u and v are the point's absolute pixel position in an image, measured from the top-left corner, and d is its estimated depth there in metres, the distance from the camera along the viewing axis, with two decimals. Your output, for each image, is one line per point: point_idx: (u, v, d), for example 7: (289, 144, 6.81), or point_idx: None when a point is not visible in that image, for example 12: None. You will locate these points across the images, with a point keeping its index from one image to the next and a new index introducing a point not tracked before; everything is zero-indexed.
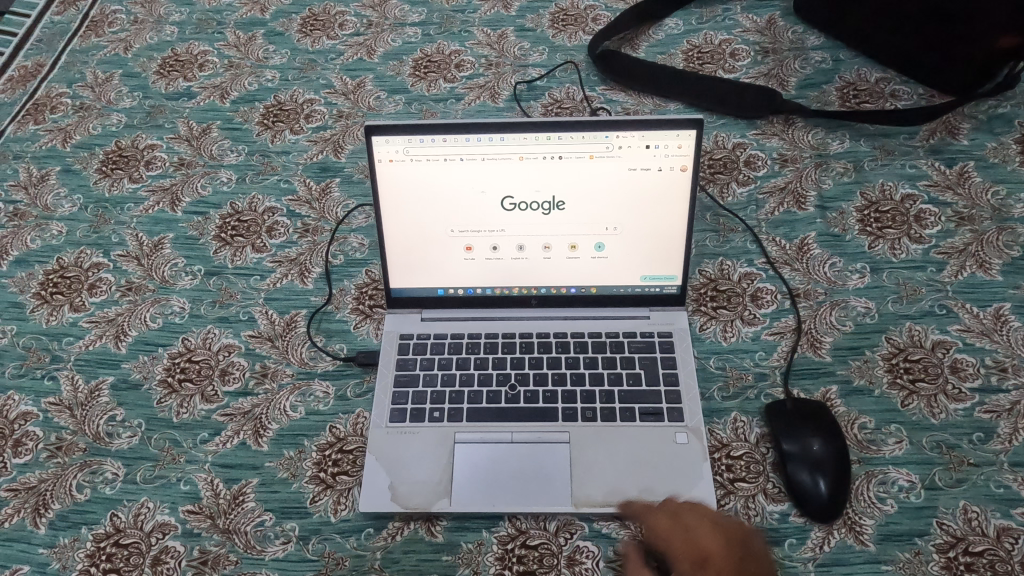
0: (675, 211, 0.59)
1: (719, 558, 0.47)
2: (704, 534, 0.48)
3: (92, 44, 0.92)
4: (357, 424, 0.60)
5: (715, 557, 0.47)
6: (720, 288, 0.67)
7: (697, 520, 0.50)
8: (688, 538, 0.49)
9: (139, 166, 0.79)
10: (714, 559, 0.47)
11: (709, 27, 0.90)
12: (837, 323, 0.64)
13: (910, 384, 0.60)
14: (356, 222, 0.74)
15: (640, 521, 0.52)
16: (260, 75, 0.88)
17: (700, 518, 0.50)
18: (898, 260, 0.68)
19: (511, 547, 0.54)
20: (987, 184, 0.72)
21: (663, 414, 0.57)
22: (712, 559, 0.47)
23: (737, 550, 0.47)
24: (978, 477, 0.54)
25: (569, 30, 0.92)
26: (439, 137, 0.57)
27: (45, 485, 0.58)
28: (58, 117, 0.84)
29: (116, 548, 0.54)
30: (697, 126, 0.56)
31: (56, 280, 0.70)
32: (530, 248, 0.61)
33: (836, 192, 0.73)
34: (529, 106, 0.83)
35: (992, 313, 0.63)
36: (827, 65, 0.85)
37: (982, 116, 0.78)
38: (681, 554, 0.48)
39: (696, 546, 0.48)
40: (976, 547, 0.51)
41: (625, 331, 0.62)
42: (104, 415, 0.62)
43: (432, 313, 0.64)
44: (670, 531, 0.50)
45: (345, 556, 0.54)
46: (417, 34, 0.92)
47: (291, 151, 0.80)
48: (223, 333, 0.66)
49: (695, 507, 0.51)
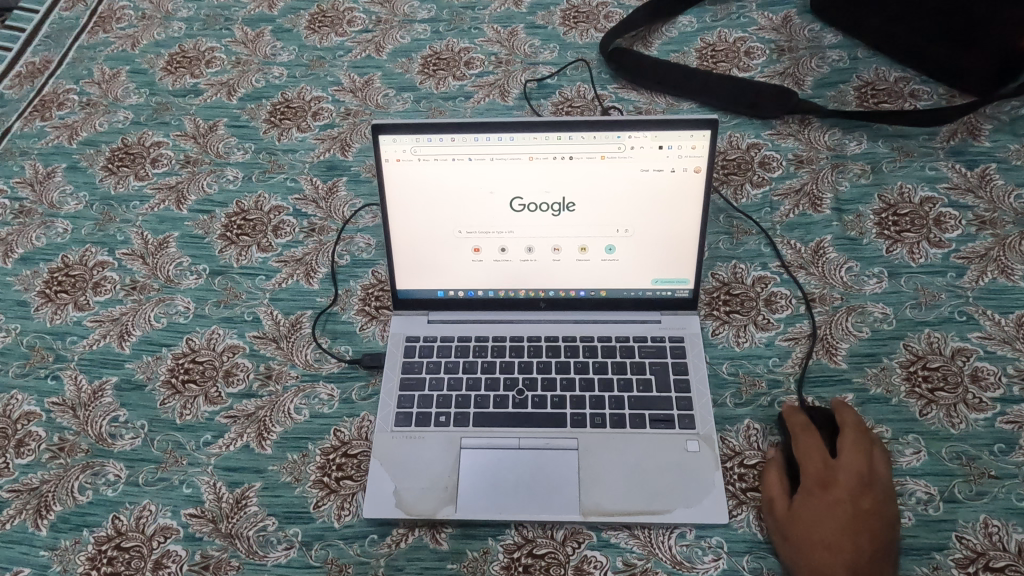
0: (688, 213, 0.58)
1: (844, 493, 0.50)
2: (845, 470, 0.51)
3: (99, 40, 0.92)
4: (361, 428, 0.59)
5: (840, 492, 0.50)
6: (732, 292, 0.66)
7: (850, 457, 0.51)
8: (827, 466, 0.51)
9: (145, 163, 0.79)
10: (838, 491, 0.50)
11: (724, 24, 0.89)
12: (854, 329, 0.62)
13: (928, 392, 0.58)
14: (363, 222, 0.73)
15: (797, 430, 0.54)
16: (267, 72, 0.87)
17: (855, 458, 0.51)
18: (917, 264, 0.66)
19: (517, 556, 0.53)
20: (1010, 187, 0.70)
21: (674, 421, 0.56)
22: (836, 491, 0.50)
23: (865, 501, 0.49)
24: (1000, 490, 0.53)
25: (580, 27, 0.90)
26: (447, 137, 0.56)
27: (47, 487, 0.57)
28: (64, 114, 0.83)
29: (118, 552, 0.54)
30: (712, 126, 0.54)
31: (61, 278, 0.70)
32: (539, 250, 0.60)
33: (853, 194, 0.71)
34: (539, 104, 0.82)
35: (1014, 320, 0.61)
36: (845, 64, 0.83)
37: (1005, 117, 0.75)
38: (812, 471, 0.51)
39: (829, 475, 0.51)
40: (996, 563, 0.50)
41: (636, 335, 0.61)
42: (107, 416, 0.61)
43: (438, 315, 0.63)
44: (813, 451, 0.52)
45: (349, 562, 0.53)
46: (426, 31, 0.91)
47: (298, 149, 0.79)
48: (227, 333, 0.65)
49: (863, 446, 0.52)
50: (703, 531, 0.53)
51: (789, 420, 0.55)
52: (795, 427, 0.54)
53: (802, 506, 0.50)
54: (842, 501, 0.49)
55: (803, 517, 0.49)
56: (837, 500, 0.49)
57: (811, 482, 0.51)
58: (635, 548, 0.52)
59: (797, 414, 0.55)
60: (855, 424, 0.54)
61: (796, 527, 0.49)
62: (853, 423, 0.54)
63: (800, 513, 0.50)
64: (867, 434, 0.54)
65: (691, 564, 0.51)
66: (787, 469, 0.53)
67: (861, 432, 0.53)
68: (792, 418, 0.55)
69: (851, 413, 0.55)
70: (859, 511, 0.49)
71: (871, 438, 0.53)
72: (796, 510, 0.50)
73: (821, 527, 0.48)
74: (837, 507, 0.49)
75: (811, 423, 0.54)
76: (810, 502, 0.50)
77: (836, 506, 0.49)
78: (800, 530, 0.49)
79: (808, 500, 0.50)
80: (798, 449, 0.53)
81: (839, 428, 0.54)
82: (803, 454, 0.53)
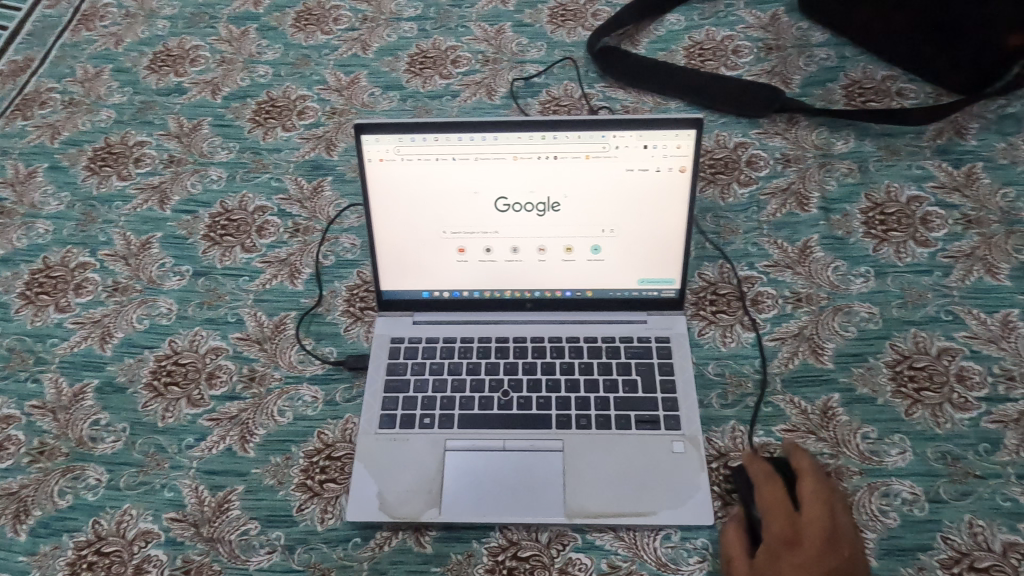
0: (674, 213, 0.58)
1: (811, 552, 0.47)
2: (810, 525, 0.48)
3: (82, 38, 0.91)
4: (345, 430, 0.59)
5: (806, 552, 0.47)
6: (719, 292, 0.66)
7: (814, 511, 0.48)
8: (791, 521, 0.49)
9: (128, 163, 0.78)
10: (805, 552, 0.47)
11: (712, 23, 0.88)
12: (840, 329, 0.62)
13: (914, 392, 0.58)
14: (348, 222, 0.72)
15: (758, 481, 0.51)
16: (252, 70, 0.87)
17: (818, 512, 0.48)
18: (903, 264, 0.66)
19: (501, 558, 0.52)
20: (996, 186, 0.70)
21: (659, 422, 0.56)
22: (802, 552, 0.47)
23: (833, 560, 0.47)
24: (984, 490, 0.53)
25: (568, 25, 0.90)
26: (430, 137, 0.55)
27: (27, 491, 0.56)
28: (47, 113, 0.82)
29: (98, 557, 0.53)
30: (697, 125, 0.54)
31: (42, 280, 0.69)
32: (524, 250, 0.60)
33: (840, 193, 0.71)
34: (526, 103, 0.81)
35: (1000, 320, 0.61)
36: (832, 62, 0.83)
37: (991, 116, 0.76)
38: (775, 529, 0.49)
39: (794, 532, 0.48)
40: (981, 563, 0.50)
41: (622, 336, 0.61)
42: (88, 419, 0.60)
43: (423, 316, 0.63)
44: (777, 505, 0.49)
45: (331, 566, 0.52)
46: (413, 30, 0.90)
47: (283, 149, 0.79)
48: (210, 335, 0.65)
49: (825, 495, 0.49)
50: (688, 532, 0.53)
51: (748, 469, 0.52)
52: (755, 477, 0.51)
53: (767, 569, 0.47)
54: (809, 563, 0.47)
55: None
56: (804, 562, 0.47)
57: (776, 542, 0.48)
58: (620, 550, 0.52)
59: (755, 463, 0.52)
60: (815, 469, 0.51)
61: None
62: (812, 469, 0.51)
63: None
64: (826, 481, 0.51)
65: (676, 566, 0.51)
66: (749, 523, 0.51)
67: (820, 477, 0.50)
68: (751, 468, 0.52)
69: (806, 455, 0.52)
70: (827, 573, 0.46)
71: (831, 483, 0.51)
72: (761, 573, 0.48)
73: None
74: (804, 570, 0.47)
75: (771, 472, 0.51)
76: (776, 565, 0.47)
77: (802, 569, 0.47)
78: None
79: (774, 562, 0.48)
80: (761, 503, 0.50)
81: (798, 475, 0.51)
82: (765, 508, 0.50)
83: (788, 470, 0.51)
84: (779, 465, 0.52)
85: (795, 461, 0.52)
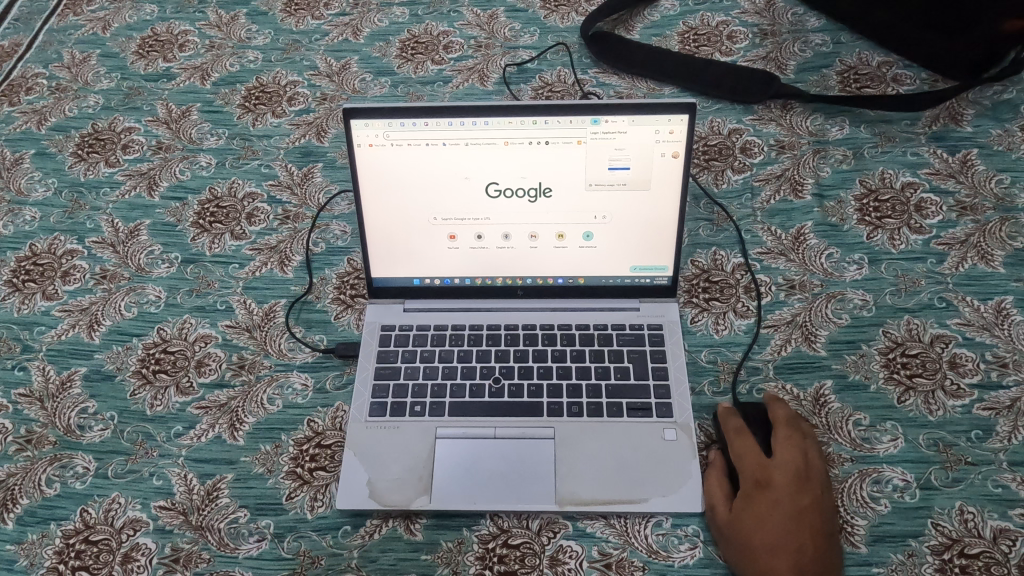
0: (667, 198, 0.57)
1: (783, 492, 0.49)
2: (781, 468, 0.51)
3: (69, 23, 0.89)
4: (335, 418, 0.58)
5: (779, 492, 0.49)
6: (712, 279, 0.65)
7: (786, 454, 0.51)
8: (763, 465, 0.51)
9: (116, 149, 0.77)
10: (777, 491, 0.49)
11: (706, 8, 0.88)
12: (833, 316, 0.62)
13: (906, 379, 0.58)
14: (339, 209, 0.72)
15: (731, 432, 0.54)
16: (242, 56, 0.85)
17: (790, 456, 0.51)
18: (897, 251, 0.65)
19: (492, 546, 0.52)
20: (990, 173, 0.69)
21: (652, 410, 0.56)
22: (775, 492, 0.50)
23: (804, 498, 0.49)
24: (976, 477, 0.53)
25: (561, 11, 0.89)
26: (420, 122, 0.54)
27: (13, 480, 0.56)
28: (33, 99, 0.81)
29: (86, 545, 0.53)
30: (690, 110, 0.53)
31: (29, 267, 0.68)
32: (516, 236, 0.59)
33: (834, 180, 0.71)
34: (519, 89, 0.80)
35: (994, 307, 0.61)
36: (828, 48, 0.82)
37: (987, 102, 0.75)
38: (747, 473, 0.51)
39: (766, 476, 0.51)
40: (971, 550, 0.49)
41: (614, 323, 0.60)
42: (75, 407, 0.60)
43: (414, 304, 0.62)
44: (748, 452, 0.52)
45: (321, 554, 0.52)
46: (405, 15, 0.89)
47: (272, 135, 0.78)
48: (199, 323, 0.64)
49: (796, 441, 0.52)
50: (679, 520, 0.52)
51: (724, 421, 0.55)
52: (730, 429, 0.54)
53: (743, 511, 0.49)
54: (782, 502, 0.49)
55: (744, 522, 0.49)
56: (777, 501, 0.49)
57: (749, 485, 0.50)
58: (611, 537, 0.52)
59: (732, 415, 0.55)
60: (789, 420, 0.53)
61: (738, 533, 0.49)
62: (786, 417, 0.54)
63: (741, 518, 0.49)
64: (799, 429, 0.53)
65: (666, 553, 0.51)
66: (725, 472, 0.53)
67: (793, 427, 0.53)
68: (726, 419, 0.55)
69: (783, 407, 0.54)
70: (799, 510, 0.48)
71: (806, 430, 0.53)
72: (737, 515, 0.49)
73: (764, 531, 0.48)
74: (776, 509, 0.49)
75: (746, 423, 0.54)
76: (750, 507, 0.49)
77: (776, 507, 0.49)
78: (743, 535, 0.48)
79: (748, 504, 0.50)
80: (735, 452, 0.53)
81: (772, 425, 0.54)
82: (739, 457, 0.52)
83: (764, 420, 0.54)
84: (756, 417, 0.54)
85: (770, 412, 0.54)
